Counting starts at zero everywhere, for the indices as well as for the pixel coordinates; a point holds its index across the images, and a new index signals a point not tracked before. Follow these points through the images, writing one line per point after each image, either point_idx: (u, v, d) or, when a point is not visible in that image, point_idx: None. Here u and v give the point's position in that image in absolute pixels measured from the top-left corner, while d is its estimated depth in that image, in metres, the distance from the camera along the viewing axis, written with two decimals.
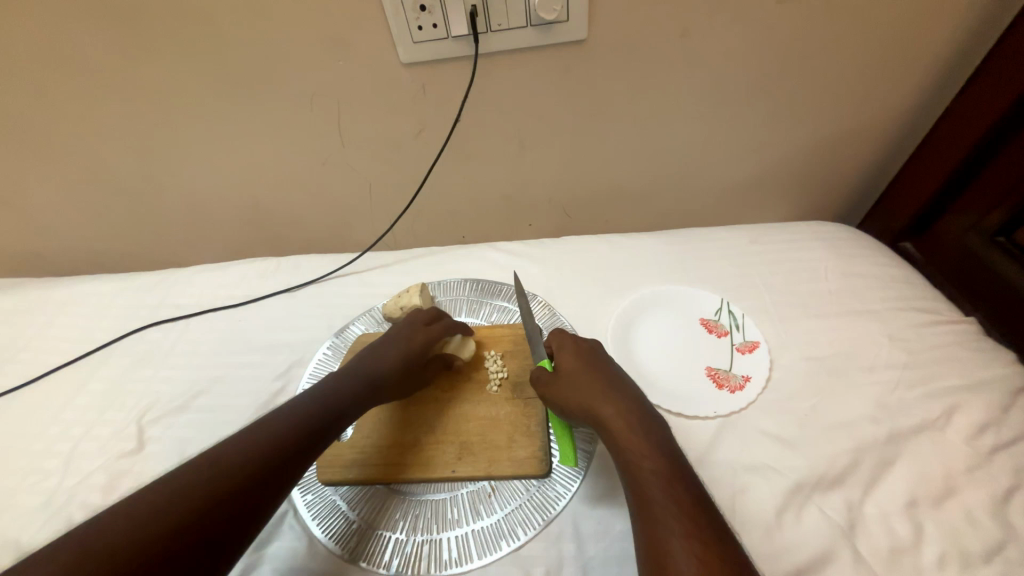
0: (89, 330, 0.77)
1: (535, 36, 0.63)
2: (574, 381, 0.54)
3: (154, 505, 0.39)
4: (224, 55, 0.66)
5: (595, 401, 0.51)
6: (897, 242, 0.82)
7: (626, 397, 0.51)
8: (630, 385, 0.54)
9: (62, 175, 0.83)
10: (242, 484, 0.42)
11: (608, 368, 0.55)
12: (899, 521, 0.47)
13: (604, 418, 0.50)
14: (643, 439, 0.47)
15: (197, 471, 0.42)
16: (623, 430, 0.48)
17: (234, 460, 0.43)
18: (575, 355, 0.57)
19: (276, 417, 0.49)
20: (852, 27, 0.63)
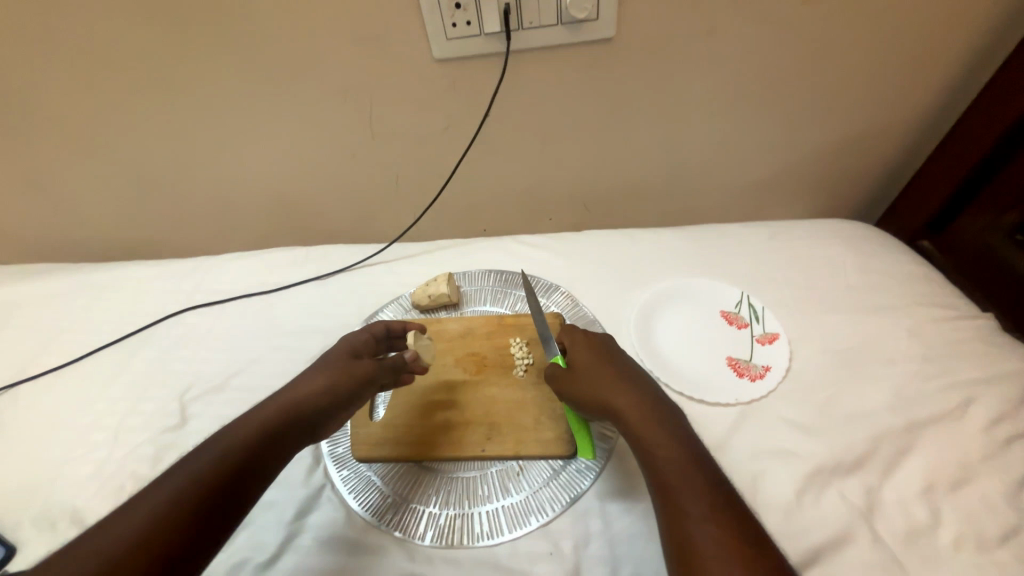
0: (129, 313, 0.81)
1: (565, 34, 0.65)
2: (587, 376, 0.54)
3: (174, 481, 0.41)
4: (264, 49, 0.68)
5: (610, 394, 0.52)
6: (914, 240, 0.82)
7: (640, 389, 0.52)
8: (643, 377, 0.54)
9: (101, 163, 0.86)
10: (248, 462, 0.45)
11: (620, 362, 0.56)
12: (916, 505, 0.49)
13: (619, 410, 0.50)
14: (659, 428, 0.47)
15: (201, 455, 0.44)
16: (639, 420, 0.49)
17: (238, 442, 0.46)
18: (585, 352, 0.57)
19: (275, 402, 0.51)
20: (877, 27, 0.65)
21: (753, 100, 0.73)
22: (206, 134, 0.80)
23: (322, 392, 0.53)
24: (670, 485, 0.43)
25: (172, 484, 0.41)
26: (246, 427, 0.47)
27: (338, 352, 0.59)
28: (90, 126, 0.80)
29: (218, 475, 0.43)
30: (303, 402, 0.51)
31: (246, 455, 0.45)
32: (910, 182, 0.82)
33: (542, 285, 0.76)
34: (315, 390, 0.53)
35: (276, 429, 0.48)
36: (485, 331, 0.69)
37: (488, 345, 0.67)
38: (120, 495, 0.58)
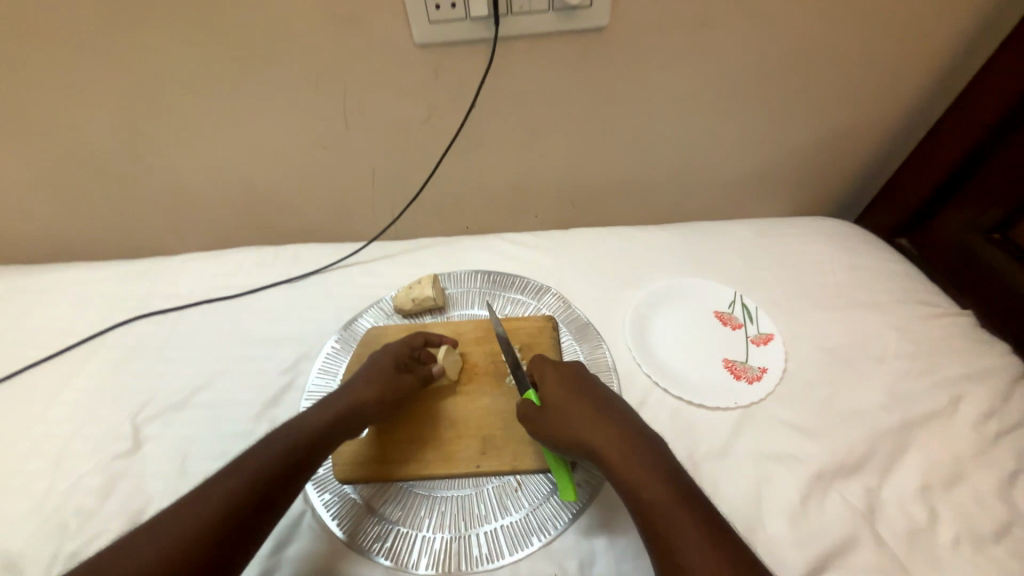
0: (70, 321, 0.72)
1: (556, 21, 0.60)
2: (563, 412, 0.50)
3: (167, 537, 0.40)
4: (222, 27, 0.61)
5: (590, 433, 0.47)
6: (893, 238, 0.85)
7: (618, 422, 0.48)
8: (621, 407, 0.51)
9: (31, 152, 0.76)
10: (243, 509, 0.43)
11: (595, 391, 0.52)
12: (914, 504, 0.49)
13: (600, 449, 0.46)
14: (645, 468, 0.44)
15: (224, 478, 0.44)
16: (623, 461, 0.45)
17: (231, 489, 0.44)
18: (557, 384, 0.53)
19: (274, 437, 0.49)
20: (868, 24, 0.64)
21: (746, 97, 0.71)
22: (156, 121, 0.72)
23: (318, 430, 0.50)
24: (665, 534, 0.40)
25: (192, 513, 0.42)
26: (271, 449, 0.47)
27: (384, 354, 0.59)
28: (17, 109, 0.70)
29: (241, 498, 0.43)
30: (298, 440, 0.49)
31: (269, 478, 0.45)
32: (888, 182, 0.84)
33: (532, 286, 0.73)
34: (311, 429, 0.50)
35: (269, 473, 0.46)
36: (475, 337, 0.65)
37: (479, 353, 0.63)
38: (64, 533, 0.51)
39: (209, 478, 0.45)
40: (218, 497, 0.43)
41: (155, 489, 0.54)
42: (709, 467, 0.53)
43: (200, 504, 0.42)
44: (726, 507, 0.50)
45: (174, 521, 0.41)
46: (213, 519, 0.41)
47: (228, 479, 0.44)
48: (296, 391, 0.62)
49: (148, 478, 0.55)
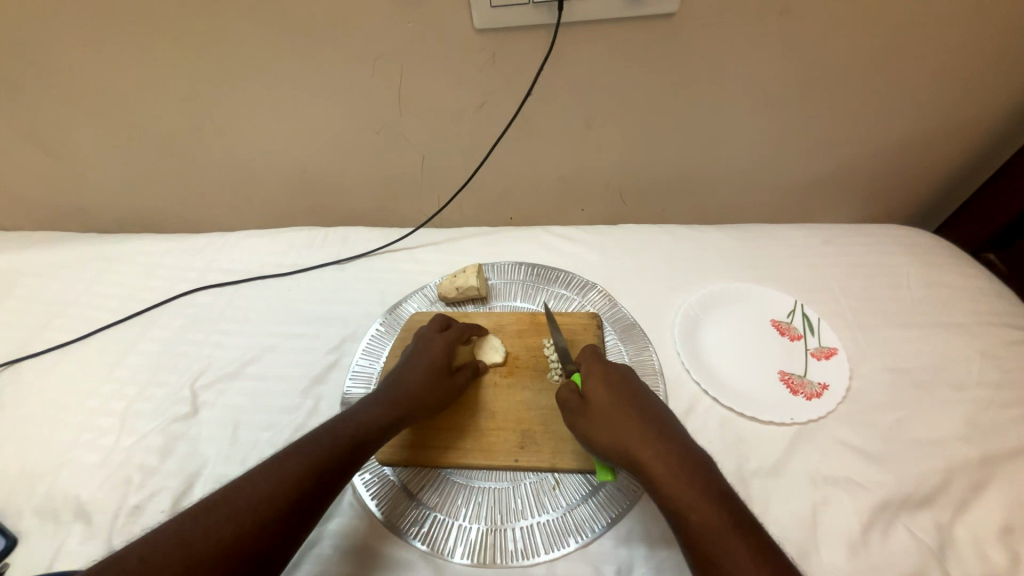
0: (137, 289, 0.76)
1: (622, 7, 0.58)
2: (607, 420, 0.49)
3: (240, 503, 0.43)
4: (288, 9, 0.62)
5: (635, 444, 0.46)
6: (979, 253, 0.77)
7: (665, 434, 0.46)
8: (669, 418, 0.49)
9: (110, 127, 0.81)
10: (308, 485, 0.45)
11: (643, 400, 0.50)
12: (994, 547, 0.45)
13: (646, 462, 0.45)
14: (694, 486, 0.42)
15: (291, 457, 0.47)
16: (669, 477, 0.43)
17: (298, 467, 0.46)
18: (601, 389, 0.51)
19: (337, 423, 0.51)
20: (977, 14, 0.57)
21: (824, 90, 0.66)
22: (222, 101, 0.74)
23: (377, 424, 0.51)
24: (713, 558, 0.38)
25: (263, 484, 0.44)
26: (337, 436, 0.49)
27: (432, 348, 0.59)
28: (100, 85, 0.74)
29: (301, 485, 0.45)
30: (358, 431, 0.50)
31: (326, 463, 0.47)
32: (979, 189, 0.75)
33: (577, 282, 0.71)
34: (369, 421, 0.51)
35: (330, 456, 0.47)
36: (517, 329, 0.64)
37: (521, 346, 0.62)
38: (127, 487, 0.54)
39: (276, 454, 0.47)
40: (281, 480, 0.45)
41: (209, 453, 0.57)
42: (760, 484, 0.50)
43: (265, 485, 0.44)
44: (777, 528, 0.48)
45: (242, 500, 0.43)
46: (277, 502, 0.43)
47: (289, 462, 0.46)
48: (340, 371, 0.64)
49: (202, 442, 0.58)
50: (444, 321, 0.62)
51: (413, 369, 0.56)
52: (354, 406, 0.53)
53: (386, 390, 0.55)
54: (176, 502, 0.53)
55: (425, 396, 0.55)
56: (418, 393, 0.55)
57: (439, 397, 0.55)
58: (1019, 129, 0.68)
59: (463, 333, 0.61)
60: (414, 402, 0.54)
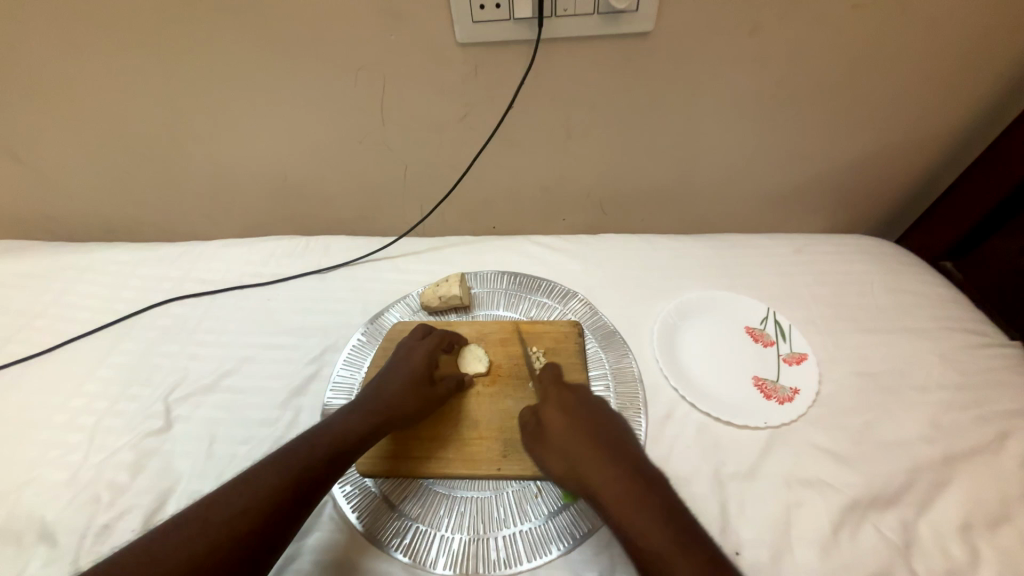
0: (109, 300, 0.74)
1: (600, 25, 0.59)
2: (563, 446, 0.49)
3: (216, 518, 0.42)
4: (270, 20, 0.62)
5: (589, 470, 0.47)
6: (936, 261, 0.81)
7: (617, 458, 0.47)
8: (624, 440, 0.49)
9: (82, 134, 0.79)
10: (285, 497, 0.45)
11: (598, 421, 0.51)
12: (954, 543, 0.47)
13: (599, 489, 0.45)
14: (644, 511, 0.43)
15: (269, 469, 0.46)
16: (620, 503, 0.44)
17: (275, 480, 0.45)
18: (558, 413, 0.51)
19: (315, 432, 0.50)
20: (929, 38, 0.61)
21: (791, 107, 0.69)
22: (201, 109, 0.74)
23: (355, 432, 0.51)
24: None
25: (239, 498, 0.44)
26: (316, 446, 0.49)
27: (412, 356, 0.59)
28: (72, 91, 0.73)
29: (279, 497, 0.45)
30: (335, 440, 0.50)
31: (304, 474, 0.47)
32: (937, 201, 0.80)
33: (559, 291, 0.72)
34: (347, 430, 0.51)
35: (308, 467, 0.47)
36: (499, 338, 0.64)
37: (503, 354, 0.63)
38: (96, 506, 0.53)
39: (253, 467, 0.47)
40: (257, 493, 0.44)
41: (183, 468, 0.55)
42: (736, 488, 0.52)
43: (241, 499, 0.44)
44: (753, 530, 0.49)
45: (216, 514, 0.42)
46: (253, 516, 0.43)
47: (265, 474, 0.46)
48: (320, 382, 0.63)
49: (176, 458, 0.56)
50: (426, 329, 0.63)
51: (393, 378, 0.56)
52: (333, 415, 0.53)
53: (365, 399, 0.55)
54: (149, 520, 0.52)
55: (406, 405, 0.55)
56: (398, 401, 0.54)
57: (420, 405, 0.55)
58: (971, 146, 0.73)
59: (444, 341, 0.61)
60: (394, 411, 0.54)
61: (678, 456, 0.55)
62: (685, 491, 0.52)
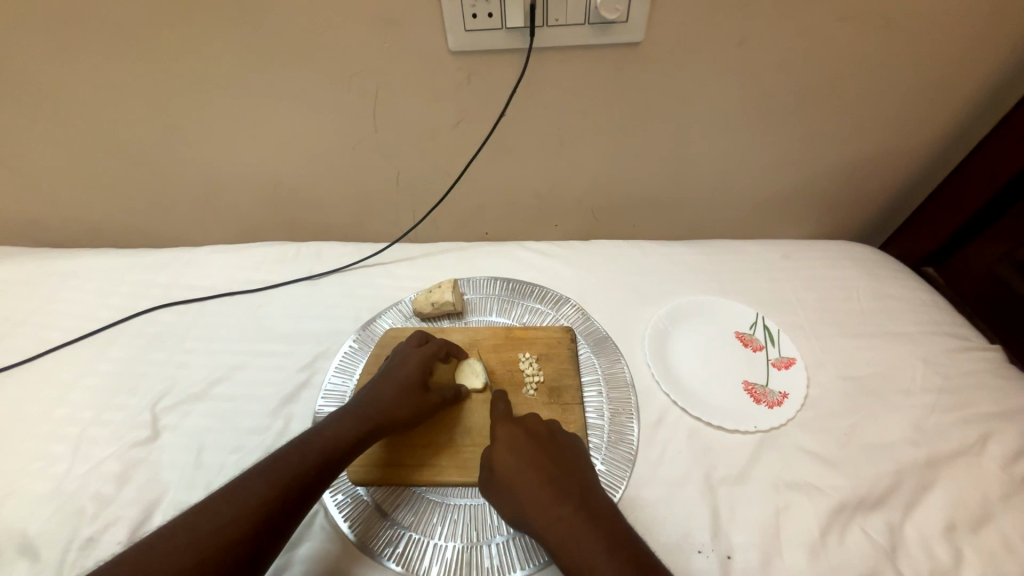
0: (94, 307, 0.73)
1: (591, 34, 0.60)
2: (517, 489, 0.47)
3: (204, 528, 0.42)
4: (261, 26, 0.62)
5: (546, 514, 0.45)
6: (919, 266, 0.83)
7: (567, 497, 0.46)
8: (575, 475, 0.48)
9: (69, 138, 0.77)
10: (275, 506, 0.44)
11: (550, 457, 0.49)
12: (939, 544, 0.48)
13: (557, 533, 0.44)
14: (603, 550, 0.43)
15: (259, 477, 0.46)
16: (579, 546, 0.43)
17: (264, 488, 0.45)
18: (510, 452, 0.49)
19: (305, 439, 0.50)
20: (910, 50, 0.62)
21: (779, 116, 0.70)
22: (191, 114, 0.73)
23: (347, 439, 0.51)
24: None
25: (229, 505, 0.44)
26: (307, 454, 0.48)
27: (407, 362, 0.58)
28: (58, 95, 0.71)
29: (268, 504, 0.44)
30: (326, 447, 0.49)
31: (294, 482, 0.46)
32: (919, 208, 0.82)
33: (551, 296, 0.72)
34: (338, 437, 0.51)
35: (298, 474, 0.47)
36: (492, 344, 0.65)
37: (496, 360, 0.63)
38: (80, 518, 0.51)
39: (242, 475, 0.46)
40: (246, 502, 0.44)
41: (170, 479, 0.55)
42: (727, 492, 0.52)
43: (231, 508, 0.43)
44: (743, 534, 0.49)
45: (205, 524, 0.42)
46: (243, 525, 0.43)
47: (255, 483, 0.45)
48: (311, 389, 0.62)
49: (163, 468, 0.55)
50: (424, 335, 0.62)
51: (387, 385, 0.56)
52: (322, 421, 0.52)
53: (358, 406, 0.54)
54: (134, 532, 0.51)
55: (399, 412, 0.54)
56: (390, 409, 0.54)
57: (414, 412, 0.55)
58: (950, 155, 0.75)
59: (442, 348, 0.61)
60: (386, 418, 0.54)
61: (670, 461, 0.55)
62: (677, 496, 0.52)
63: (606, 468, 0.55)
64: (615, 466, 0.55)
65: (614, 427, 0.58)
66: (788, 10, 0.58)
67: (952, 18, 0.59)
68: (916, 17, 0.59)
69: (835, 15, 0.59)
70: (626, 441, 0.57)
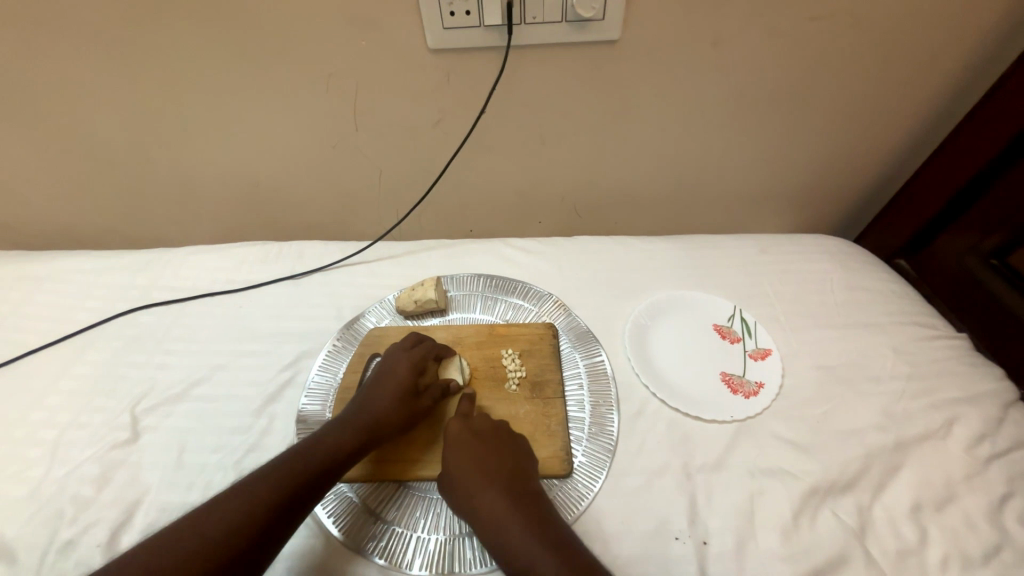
0: (71, 310, 0.72)
1: (568, 32, 0.61)
2: (456, 479, 0.51)
3: (206, 535, 0.42)
4: (237, 24, 0.61)
5: (478, 502, 0.49)
6: (891, 258, 0.85)
7: (501, 481, 0.50)
8: (514, 462, 0.52)
9: (41, 139, 0.76)
10: (274, 512, 0.45)
11: (495, 446, 0.53)
12: (905, 523, 0.50)
13: (485, 515, 0.48)
14: (525, 532, 0.46)
15: (260, 483, 0.46)
16: (505, 531, 0.47)
17: (265, 495, 0.45)
18: (453, 447, 0.53)
19: (302, 447, 0.50)
20: (878, 47, 0.64)
21: (754, 113, 0.72)
22: (168, 114, 0.72)
23: (342, 448, 0.51)
24: None
25: (231, 510, 0.44)
26: (308, 463, 0.49)
27: (395, 366, 0.58)
28: (29, 95, 0.70)
29: (270, 509, 0.45)
30: (320, 453, 0.50)
31: (293, 488, 0.47)
32: (891, 201, 0.84)
33: (534, 292, 0.73)
34: (334, 445, 0.51)
35: (298, 482, 0.47)
36: (475, 341, 0.65)
37: (479, 357, 0.64)
38: (59, 521, 0.51)
39: (242, 481, 0.47)
40: (248, 509, 0.44)
41: (151, 479, 0.54)
42: (703, 479, 0.54)
43: (232, 513, 0.44)
44: (718, 520, 0.51)
45: (208, 531, 0.43)
46: (246, 532, 0.43)
47: (255, 488, 0.46)
48: (295, 388, 0.63)
49: (143, 470, 0.55)
50: (414, 337, 0.62)
51: (376, 393, 0.56)
52: (315, 431, 0.53)
53: (349, 416, 0.54)
54: (115, 534, 0.51)
55: (388, 418, 0.54)
56: (381, 417, 0.54)
57: (402, 417, 0.55)
58: (918, 150, 0.77)
59: (429, 352, 0.61)
60: (377, 425, 0.54)
61: (649, 451, 0.56)
62: (655, 485, 0.54)
63: (587, 459, 0.56)
64: (595, 457, 0.56)
65: (595, 419, 0.59)
66: (761, 9, 0.59)
67: (918, 16, 0.61)
68: (883, 15, 0.61)
69: (806, 14, 0.60)
70: (607, 433, 0.58)
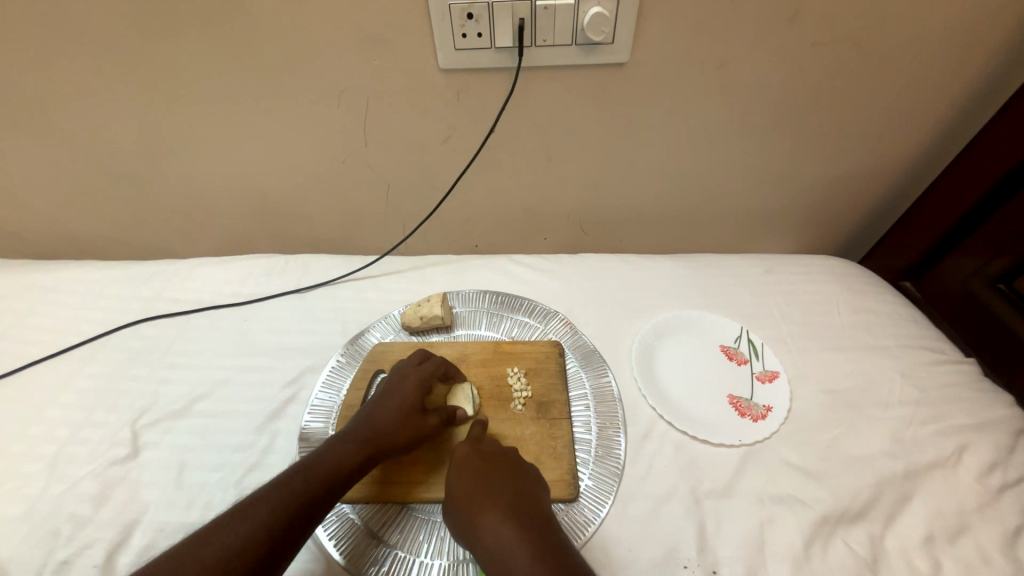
0: (74, 321, 0.71)
1: (577, 54, 0.62)
2: (467, 500, 0.49)
3: (204, 561, 0.41)
4: (251, 40, 0.62)
5: (486, 527, 0.47)
6: (898, 280, 0.86)
7: (508, 507, 0.48)
8: (523, 487, 0.51)
9: (52, 149, 0.77)
10: (275, 534, 0.44)
11: (505, 473, 0.52)
12: (918, 555, 0.49)
13: (491, 543, 0.46)
14: (531, 560, 0.43)
15: (261, 502, 0.45)
16: (511, 563, 0.44)
17: (266, 519, 0.44)
18: (468, 472, 0.51)
19: (306, 464, 0.50)
20: (882, 72, 0.65)
21: (760, 135, 0.72)
22: (180, 127, 0.73)
23: (347, 468, 0.50)
24: None
25: (230, 535, 0.43)
26: (309, 482, 0.48)
27: (403, 382, 0.58)
28: (42, 106, 0.71)
29: (271, 533, 0.44)
30: (323, 473, 0.49)
31: (294, 509, 0.46)
32: (895, 225, 0.85)
33: (540, 310, 0.73)
34: (340, 465, 0.50)
35: (300, 505, 0.46)
36: (480, 359, 0.65)
37: (484, 376, 0.63)
38: (55, 540, 0.50)
39: (243, 501, 0.46)
40: (249, 530, 0.43)
41: (151, 498, 0.53)
42: (712, 505, 0.53)
43: (232, 536, 0.43)
44: (726, 549, 0.50)
45: (206, 556, 0.42)
46: (243, 558, 0.42)
47: (255, 510, 0.45)
48: (298, 405, 0.62)
49: (142, 488, 0.54)
50: (422, 354, 0.62)
51: (383, 411, 0.55)
52: (321, 444, 0.52)
53: (353, 431, 0.54)
54: (112, 555, 0.50)
55: (394, 437, 0.53)
56: (387, 436, 0.53)
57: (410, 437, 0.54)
58: (922, 175, 0.78)
59: (437, 368, 0.60)
60: (381, 443, 0.53)
61: (655, 476, 0.56)
62: (662, 511, 0.53)
63: (593, 483, 0.55)
64: (602, 481, 0.55)
65: (602, 442, 0.58)
66: (767, 34, 0.60)
67: (920, 44, 0.62)
68: (886, 43, 0.62)
69: (811, 40, 0.61)
70: (613, 456, 0.57)
